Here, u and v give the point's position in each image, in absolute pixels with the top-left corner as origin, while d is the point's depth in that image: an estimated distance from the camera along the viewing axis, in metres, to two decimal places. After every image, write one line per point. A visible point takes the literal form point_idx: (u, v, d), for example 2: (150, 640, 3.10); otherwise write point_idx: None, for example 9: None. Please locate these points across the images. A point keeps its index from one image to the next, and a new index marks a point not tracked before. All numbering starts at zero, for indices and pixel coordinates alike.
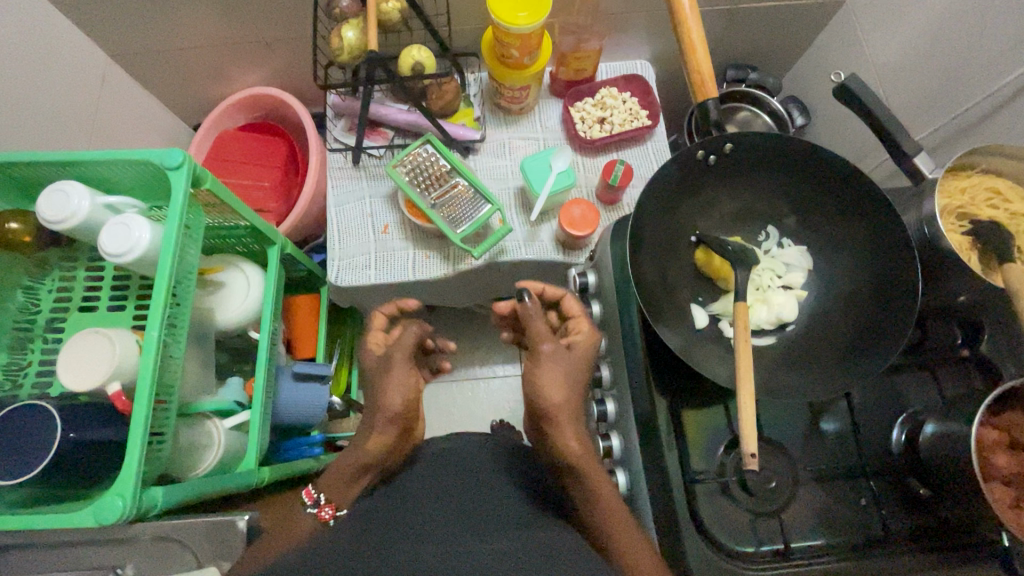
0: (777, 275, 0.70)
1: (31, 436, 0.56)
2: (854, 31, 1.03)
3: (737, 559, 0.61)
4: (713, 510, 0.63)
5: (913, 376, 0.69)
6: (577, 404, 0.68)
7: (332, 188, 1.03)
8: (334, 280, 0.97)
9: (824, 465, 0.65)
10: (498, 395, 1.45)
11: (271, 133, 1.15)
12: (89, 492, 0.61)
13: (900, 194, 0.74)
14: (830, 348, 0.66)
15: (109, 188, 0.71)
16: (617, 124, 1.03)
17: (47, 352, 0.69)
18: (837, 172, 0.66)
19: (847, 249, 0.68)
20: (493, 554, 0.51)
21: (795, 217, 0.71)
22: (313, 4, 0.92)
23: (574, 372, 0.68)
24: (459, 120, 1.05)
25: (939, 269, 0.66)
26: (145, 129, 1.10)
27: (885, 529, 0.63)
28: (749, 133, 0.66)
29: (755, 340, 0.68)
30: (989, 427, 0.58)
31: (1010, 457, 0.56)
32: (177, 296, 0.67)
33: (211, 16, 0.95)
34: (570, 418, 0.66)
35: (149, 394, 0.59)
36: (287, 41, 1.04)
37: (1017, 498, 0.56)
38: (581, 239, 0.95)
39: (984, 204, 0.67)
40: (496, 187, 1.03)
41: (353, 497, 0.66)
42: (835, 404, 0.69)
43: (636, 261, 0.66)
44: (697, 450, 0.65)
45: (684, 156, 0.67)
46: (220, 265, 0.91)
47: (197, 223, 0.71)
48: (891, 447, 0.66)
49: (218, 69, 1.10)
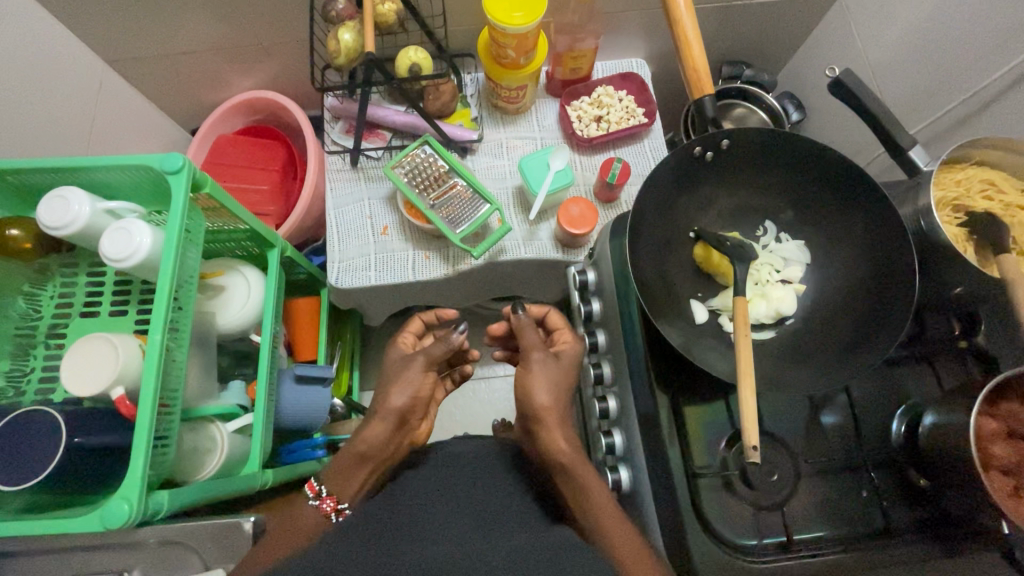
0: (777, 270, 0.69)
1: (35, 443, 0.56)
2: (848, 27, 1.04)
3: (740, 553, 0.61)
4: (717, 505, 0.63)
5: (911, 369, 0.69)
6: (565, 407, 0.69)
7: (331, 190, 1.03)
8: (334, 282, 0.98)
9: (825, 459, 0.66)
10: (500, 395, 1.46)
11: (269, 137, 1.15)
12: (94, 497, 0.61)
13: (896, 188, 0.75)
14: (830, 341, 0.66)
15: (109, 193, 0.72)
16: (614, 123, 1.03)
17: (50, 358, 0.69)
18: (834, 167, 0.67)
19: (845, 243, 0.68)
20: (500, 550, 0.52)
21: (793, 212, 0.72)
22: (309, 6, 0.92)
23: (562, 380, 0.71)
24: (456, 121, 1.05)
25: (936, 261, 0.67)
26: (143, 134, 1.10)
27: (886, 521, 0.63)
28: (745, 129, 0.66)
29: (755, 335, 0.68)
30: (987, 416, 0.59)
31: (1009, 447, 0.57)
32: (178, 300, 0.67)
33: (208, 20, 0.95)
34: (559, 420, 0.67)
35: (153, 398, 0.59)
36: (284, 45, 1.04)
37: (1015, 486, 0.57)
38: (580, 238, 0.95)
39: (978, 195, 0.67)
40: (494, 187, 1.03)
41: (355, 492, 0.66)
42: (835, 397, 0.69)
43: (637, 258, 0.66)
44: (699, 446, 0.66)
45: (682, 153, 0.67)
46: (220, 269, 0.91)
47: (197, 227, 0.72)
48: (891, 440, 0.67)
49: (215, 73, 1.10)
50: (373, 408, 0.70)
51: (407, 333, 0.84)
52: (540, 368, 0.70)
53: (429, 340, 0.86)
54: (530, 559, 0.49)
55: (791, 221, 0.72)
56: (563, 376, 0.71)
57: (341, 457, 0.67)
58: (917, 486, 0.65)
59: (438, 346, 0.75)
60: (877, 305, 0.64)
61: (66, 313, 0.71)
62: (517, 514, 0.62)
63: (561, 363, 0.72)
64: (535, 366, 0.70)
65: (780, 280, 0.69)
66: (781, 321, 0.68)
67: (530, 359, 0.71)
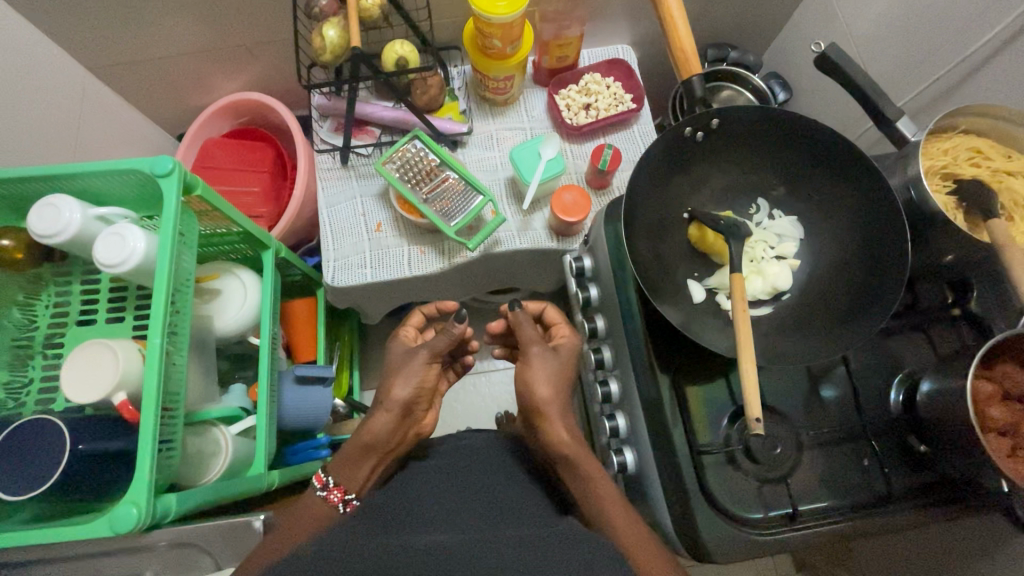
0: (771, 246, 0.70)
1: (38, 451, 0.56)
2: (830, 4, 1.05)
3: (746, 526, 0.63)
4: (722, 480, 0.64)
5: (906, 338, 0.71)
6: (566, 400, 0.69)
7: (323, 189, 1.03)
8: (331, 281, 0.97)
9: (826, 430, 0.67)
10: (501, 388, 1.46)
11: (257, 138, 1.14)
12: (101, 504, 0.61)
13: (885, 160, 0.76)
14: (827, 314, 0.67)
15: (99, 200, 0.71)
16: (603, 110, 1.04)
17: (48, 368, 0.69)
18: (823, 141, 0.67)
19: (837, 216, 0.69)
20: (510, 535, 0.52)
21: (785, 188, 0.72)
22: (292, 4, 0.92)
23: (562, 373, 0.71)
24: (445, 114, 1.05)
25: (927, 231, 0.68)
26: (129, 140, 1.09)
27: (887, 488, 0.65)
28: (735, 107, 0.67)
29: (753, 312, 0.68)
30: (982, 380, 0.60)
31: (1005, 408, 0.58)
32: (176, 303, 0.67)
33: (190, 22, 0.94)
34: (560, 411, 0.67)
35: (155, 402, 0.59)
36: (268, 44, 1.03)
37: (1012, 446, 0.59)
38: (574, 225, 0.96)
39: (966, 163, 0.68)
40: (486, 179, 1.03)
41: (363, 481, 0.66)
42: (833, 370, 0.70)
43: (633, 241, 0.67)
44: (702, 423, 0.67)
45: (672, 133, 0.67)
46: (216, 272, 0.91)
47: (190, 229, 0.71)
48: (890, 408, 0.68)
49: (199, 75, 1.09)
50: (376, 402, 0.70)
51: (408, 326, 0.83)
52: (540, 358, 0.71)
53: (430, 333, 0.86)
54: (539, 538, 0.50)
55: (783, 196, 0.72)
56: (562, 368, 0.71)
57: (345, 449, 0.67)
58: (916, 452, 0.66)
59: (441, 338, 0.74)
60: (872, 275, 0.65)
61: (62, 322, 0.71)
62: (525, 500, 0.63)
63: (559, 356, 0.72)
64: (534, 358, 0.70)
65: (774, 256, 0.69)
66: (777, 297, 0.68)
67: (529, 352, 0.71)
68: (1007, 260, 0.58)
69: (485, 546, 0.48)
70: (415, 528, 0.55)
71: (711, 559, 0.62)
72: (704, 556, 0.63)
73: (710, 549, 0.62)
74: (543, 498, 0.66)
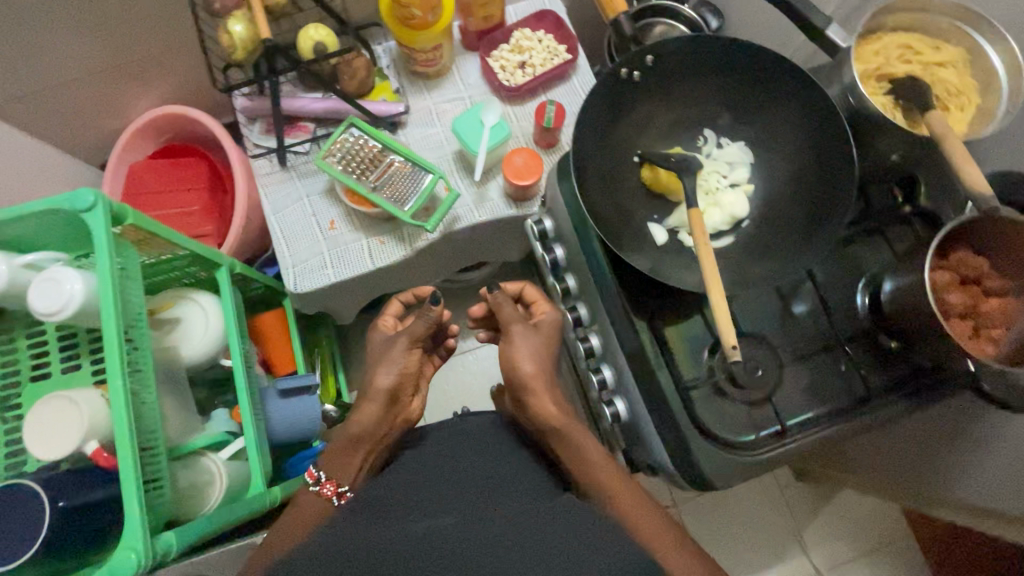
0: (724, 175, 0.69)
1: (14, 518, 0.53)
2: None
3: (741, 449, 0.65)
4: (713, 411, 0.66)
5: (865, 242, 0.72)
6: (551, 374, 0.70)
7: (266, 195, 0.98)
8: (294, 288, 0.95)
9: (802, 345, 0.69)
10: (488, 363, 1.48)
11: (186, 153, 1.08)
12: (97, 556, 0.59)
13: (822, 70, 0.76)
14: (787, 232, 0.67)
15: (25, 246, 0.67)
16: (539, 65, 1.01)
17: (10, 431, 0.65)
18: (759, 60, 0.67)
19: (783, 134, 0.69)
20: (513, 514, 0.51)
21: (730, 115, 0.71)
22: (189, 3, 0.85)
23: (545, 349, 0.71)
24: (378, 96, 1.01)
25: (871, 134, 0.69)
26: (49, 178, 1.02)
27: (867, 388, 0.68)
28: (667, 40, 0.65)
29: (715, 244, 0.68)
30: (939, 270, 0.64)
31: (962, 292, 0.62)
32: (132, 340, 0.64)
33: (83, 40, 0.87)
34: (546, 385, 0.68)
35: (131, 443, 0.57)
36: (175, 51, 0.96)
37: (973, 327, 0.63)
38: (530, 189, 0.94)
39: (897, 61, 0.69)
40: (433, 156, 1.00)
41: (355, 475, 0.65)
42: (801, 286, 0.72)
43: (587, 194, 0.66)
44: (684, 360, 0.68)
45: (609, 77, 0.66)
46: (171, 300, 0.87)
47: (130, 261, 0.68)
48: (858, 313, 0.70)
49: (108, 97, 1.01)
50: (360, 393, 0.71)
51: (385, 316, 0.82)
52: (521, 337, 0.71)
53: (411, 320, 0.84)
54: (541, 514, 0.50)
55: (728, 123, 0.71)
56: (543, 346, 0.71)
57: (336, 441, 0.67)
58: (889, 350, 0.68)
59: (420, 323, 0.74)
60: (823, 187, 0.65)
61: (15, 380, 0.67)
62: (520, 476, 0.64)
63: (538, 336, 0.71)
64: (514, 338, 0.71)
65: (729, 184, 0.69)
66: (737, 224, 0.69)
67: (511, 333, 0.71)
68: (947, 150, 0.60)
69: (489, 530, 0.48)
70: (412, 521, 0.54)
71: (712, 485, 0.65)
72: (705, 483, 0.66)
73: (708, 475, 0.65)
74: (544, 474, 0.66)
